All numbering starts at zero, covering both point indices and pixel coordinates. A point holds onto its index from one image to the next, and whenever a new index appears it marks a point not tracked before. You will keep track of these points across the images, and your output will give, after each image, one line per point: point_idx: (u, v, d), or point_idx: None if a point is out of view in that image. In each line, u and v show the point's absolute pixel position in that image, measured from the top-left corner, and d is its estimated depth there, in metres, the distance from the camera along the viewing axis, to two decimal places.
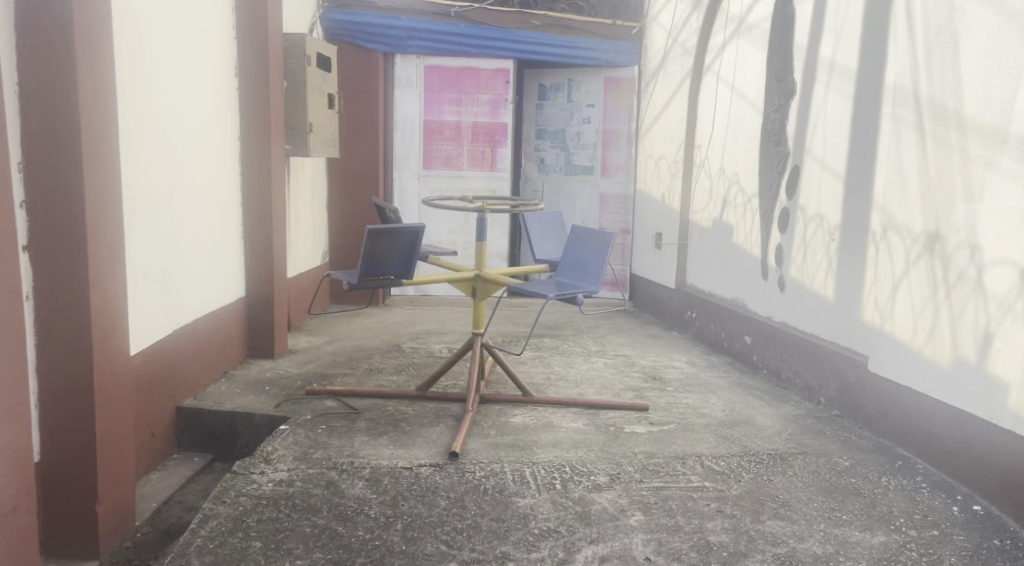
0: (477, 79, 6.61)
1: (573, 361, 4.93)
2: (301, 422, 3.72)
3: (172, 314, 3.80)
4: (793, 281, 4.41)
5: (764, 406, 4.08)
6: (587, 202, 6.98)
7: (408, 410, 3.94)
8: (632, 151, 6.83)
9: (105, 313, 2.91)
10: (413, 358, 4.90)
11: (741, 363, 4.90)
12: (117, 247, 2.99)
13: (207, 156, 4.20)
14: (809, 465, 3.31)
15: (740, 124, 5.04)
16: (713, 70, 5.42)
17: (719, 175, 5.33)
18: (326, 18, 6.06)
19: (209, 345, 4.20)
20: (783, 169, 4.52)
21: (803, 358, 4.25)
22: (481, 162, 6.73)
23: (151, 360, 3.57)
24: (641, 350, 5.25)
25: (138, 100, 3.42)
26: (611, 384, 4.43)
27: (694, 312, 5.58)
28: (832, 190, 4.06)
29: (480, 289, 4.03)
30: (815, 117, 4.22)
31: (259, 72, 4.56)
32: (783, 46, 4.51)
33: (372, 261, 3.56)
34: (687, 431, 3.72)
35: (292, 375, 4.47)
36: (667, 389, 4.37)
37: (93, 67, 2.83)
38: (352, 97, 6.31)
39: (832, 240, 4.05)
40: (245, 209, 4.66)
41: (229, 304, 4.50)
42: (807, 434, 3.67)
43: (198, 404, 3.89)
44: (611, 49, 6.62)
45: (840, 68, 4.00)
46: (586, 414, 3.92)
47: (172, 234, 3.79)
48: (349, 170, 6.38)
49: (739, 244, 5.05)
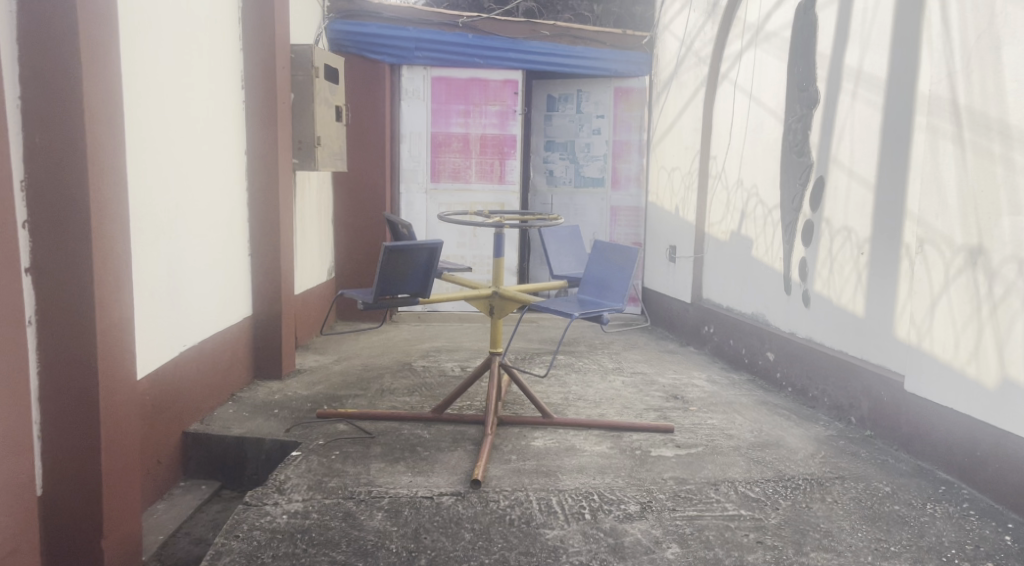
0: (485, 91, 6.48)
1: (590, 379, 4.77)
2: (313, 447, 3.57)
3: (178, 335, 3.64)
4: (819, 296, 4.28)
5: (793, 427, 3.93)
6: (598, 214, 6.84)
7: (424, 434, 3.79)
8: (644, 162, 6.70)
9: (111, 338, 2.76)
10: (425, 378, 4.74)
11: (763, 381, 4.75)
12: (122, 268, 2.83)
13: (214, 171, 4.05)
14: (848, 491, 3.17)
15: (759, 134, 4.91)
16: (730, 78, 5.30)
17: (737, 187, 5.20)
18: (330, 29, 5.98)
19: (216, 367, 4.05)
20: (807, 180, 4.39)
21: (832, 376, 4.10)
22: (490, 175, 6.60)
23: (158, 385, 3.41)
24: (659, 367, 5.10)
25: (145, 114, 3.28)
26: (632, 405, 4.28)
27: (711, 327, 5.44)
28: (860, 201, 3.93)
29: (498, 306, 3.87)
30: (841, 126, 4.09)
31: (266, 84, 4.43)
32: (805, 54, 4.39)
33: (386, 280, 3.41)
34: (716, 454, 3.57)
35: (301, 397, 4.31)
36: (691, 409, 4.21)
37: (100, 80, 2.70)
38: (358, 109, 6.18)
39: (862, 253, 3.92)
40: (252, 225, 4.51)
41: (235, 323, 4.33)
42: (842, 457, 3.52)
43: (205, 429, 3.73)
44: (621, 59, 6.50)
45: (867, 76, 3.88)
46: (609, 437, 3.78)
47: (177, 252, 3.63)
48: (356, 183, 6.24)
49: (759, 257, 4.91)
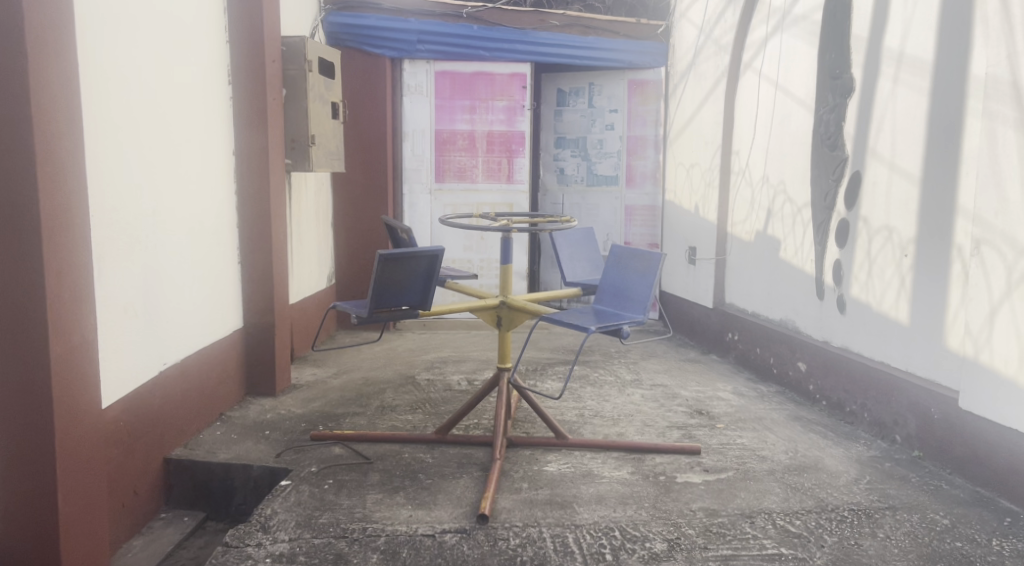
0: (491, 85, 6.14)
1: (607, 393, 4.42)
2: (305, 476, 3.25)
3: (157, 353, 3.33)
4: (856, 301, 3.93)
5: (831, 447, 3.58)
6: (611, 214, 6.50)
7: (426, 458, 3.46)
8: (660, 158, 6.34)
9: (69, 363, 2.45)
10: (429, 393, 4.41)
11: (795, 394, 4.39)
12: (82, 282, 2.52)
13: (198, 174, 3.76)
14: (901, 524, 2.81)
15: (787, 127, 4.56)
16: (754, 67, 4.95)
17: (762, 184, 4.85)
18: (327, 21, 5.70)
19: (202, 386, 3.73)
20: (841, 176, 4.04)
21: (872, 390, 3.75)
22: (497, 174, 6.26)
23: (133, 409, 3.11)
24: (680, 378, 4.75)
25: (110, 112, 2.97)
26: (653, 422, 3.94)
27: (736, 334, 5.09)
28: (903, 198, 3.58)
29: (506, 318, 3.55)
30: (880, 116, 3.74)
31: (254, 79, 4.11)
32: (838, 38, 4.04)
33: (383, 291, 3.08)
34: (750, 481, 3.22)
35: (294, 416, 3.99)
36: (717, 426, 3.87)
37: (56, 68, 2.39)
38: (357, 107, 5.87)
39: (906, 256, 3.57)
40: (241, 231, 4.20)
41: (224, 337, 4.02)
42: (889, 483, 3.16)
43: (189, 455, 3.41)
44: (635, 49, 6.14)
45: (910, 60, 3.53)
46: (629, 460, 3.44)
47: (154, 263, 3.32)
48: (356, 184, 5.93)
49: (788, 260, 4.56)
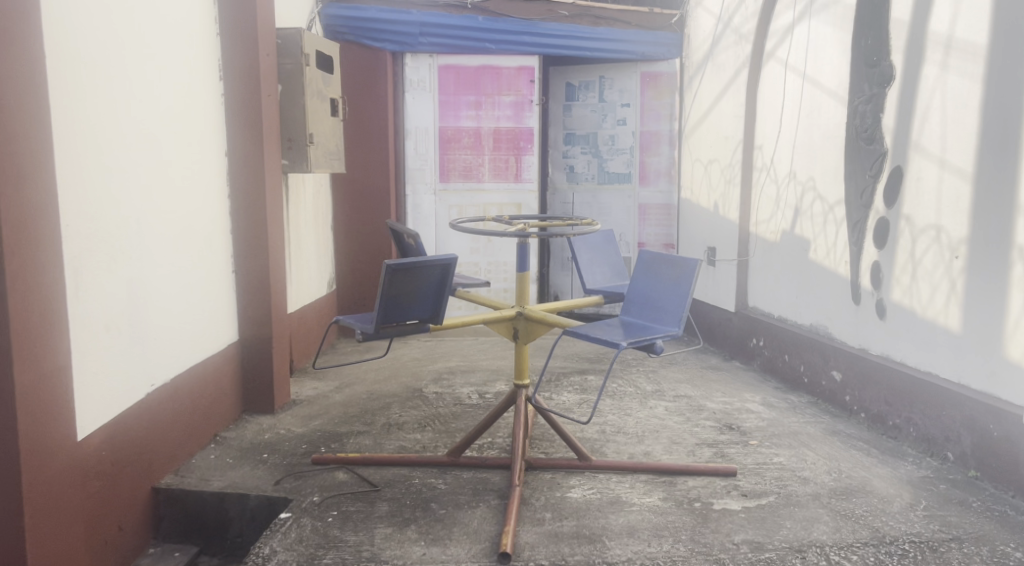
0: (497, 79, 5.86)
1: (628, 406, 4.13)
2: (306, 507, 2.96)
3: (144, 373, 3.04)
4: (898, 307, 3.65)
5: (876, 466, 3.30)
6: (624, 213, 6.21)
7: (438, 484, 3.17)
8: (675, 155, 6.07)
9: (37, 395, 2.17)
10: (438, 408, 4.12)
11: (828, 405, 4.11)
12: (52, 302, 2.24)
13: (189, 177, 3.48)
14: (970, 560, 2.54)
15: (816, 119, 4.28)
16: (777, 57, 4.67)
17: (789, 180, 4.56)
18: (324, 14, 5.39)
19: (194, 405, 3.45)
20: (879, 172, 3.76)
21: (918, 403, 3.47)
22: (505, 172, 5.97)
23: (118, 436, 2.83)
24: (704, 389, 4.47)
25: (92, 114, 2.73)
26: (681, 439, 3.66)
27: (761, 340, 4.81)
28: (953, 195, 3.30)
29: (523, 330, 3.27)
30: (926, 106, 3.46)
31: (247, 74, 3.82)
32: (875, 24, 3.76)
33: (391, 304, 2.79)
34: (794, 507, 2.94)
35: (294, 436, 3.70)
36: (751, 443, 3.58)
37: (20, 61, 2.11)
38: (357, 104, 5.60)
39: (956, 258, 3.29)
40: (235, 237, 3.91)
41: (219, 352, 3.73)
42: (949, 510, 2.89)
43: (180, 483, 3.12)
44: (648, 40, 5.87)
45: (960, 44, 3.25)
46: (659, 484, 3.16)
47: (140, 275, 3.04)
48: (357, 185, 5.64)
49: (818, 262, 4.28)
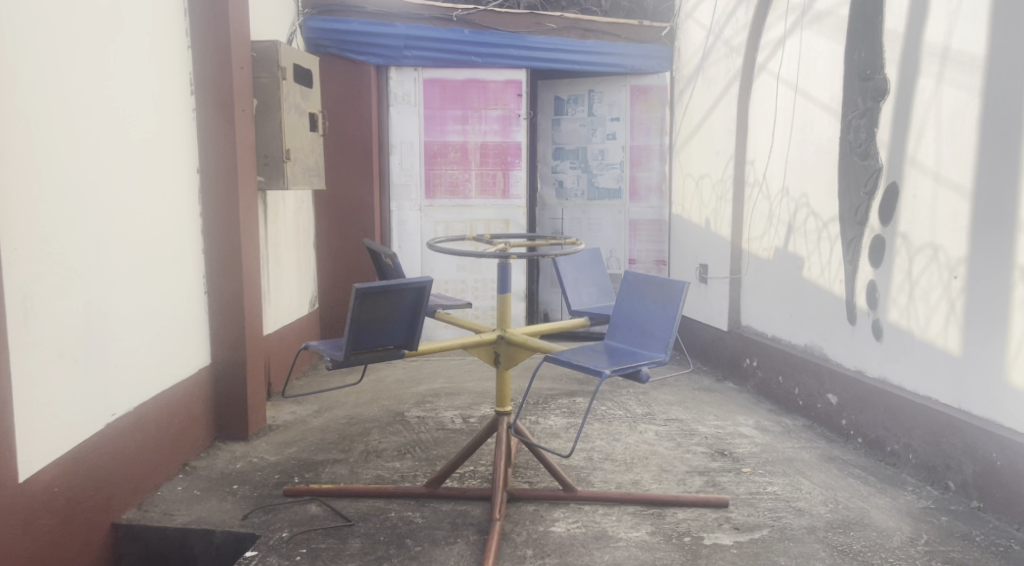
0: (484, 94, 5.73)
1: (617, 431, 3.98)
2: (274, 544, 2.81)
3: (104, 402, 2.89)
4: (895, 328, 3.51)
5: (874, 496, 3.15)
6: (615, 229, 6.09)
7: (416, 518, 3.02)
8: (666, 170, 5.96)
9: None
10: (420, 434, 3.97)
11: (824, 428, 3.97)
12: None
13: (158, 196, 3.34)
14: None
15: (809, 134, 4.16)
16: (769, 70, 4.55)
17: (782, 196, 4.44)
18: (305, 26, 5.28)
19: (161, 435, 3.29)
20: (874, 189, 3.63)
21: (917, 429, 3.33)
22: (492, 188, 5.84)
23: (72, 471, 2.67)
24: (696, 411, 4.32)
25: (50, 130, 2.61)
26: (671, 467, 3.51)
27: (754, 360, 4.67)
28: (951, 213, 3.18)
29: (504, 354, 3.12)
30: (921, 121, 3.34)
31: (219, 89, 3.68)
32: (868, 36, 3.65)
33: (363, 329, 2.65)
34: (788, 542, 2.79)
35: (267, 465, 3.54)
36: (743, 471, 3.44)
37: None
38: (339, 118, 5.47)
39: (955, 278, 3.16)
40: (208, 256, 3.76)
41: (190, 377, 3.58)
42: (951, 544, 2.74)
43: (142, 519, 2.96)
44: (638, 53, 5.77)
45: (956, 56, 3.13)
46: (647, 517, 3.00)
47: (100, 299, 2.89)
48: (340, 201, 5.51)
49: (813, 280, 4.14)
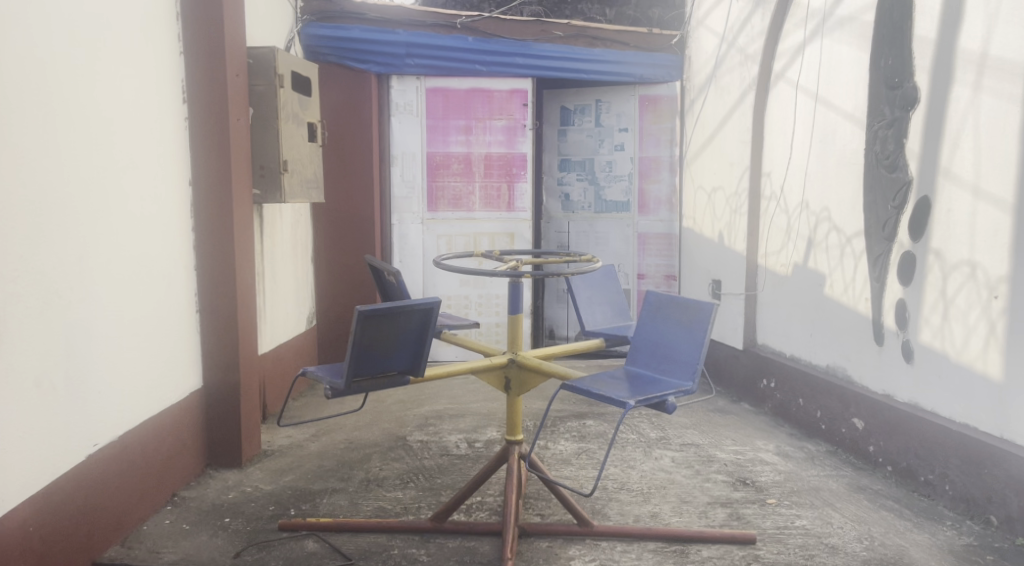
0: (489, 103, 5.55)
1: (631, 457, 3.77)
2: None
3: (85, 431, 2.69)
4: (927, 350, 3.32)
5: (912, 531, 2.95)
6: (623, 243, 5.90)
7: (420, 556, 2.80)
8: (676, 182, 5.76)
9: None
10: (423, 461, 3.75)
11: (849, 455, 3.76)
12: None
13: (146, 209, 3.14)
14: None
15: (831, 145, 3.97)
16: (788, 78, 4.37)
17: (800, 210, 4.25)
18: (304, 33, 5.11)
19: (148, 465, 3.08)
20: (903, 203, 3.45)
21: (954, 458, 3.12)
22: (496, 201, 5.65)
23: (50, 509, 2.46)
24: (713, 436, 4.12)
25: (28, 140, 2.42)
26: (691, 497, 3.30)
27: (772, 382, 4.47)
28: (990, 229, 2.99)
29: (516, 379, 2.92)
30: (956, 131, 3.16)
31: (213, 97, 3.49)
32: (896, 43, 3.47)
33: (364, 356, 2.45)
34: None
35: (261, 496, 3.33)
36: (769, 503, 3.23)
37: None
38: (339, 128, 5.28)
39: (995, 298, 2.97)
40: (199, 273, 3.55)
41: (180, 402, 3.37)
42: None
43: (126, 557, 2.75)
44: (647, 62, 5.59)
45: (995, 63, 2.95)
46: (670, 556, 2.79)
47: (82, 321, 2.69)
48: (339, 214, 5.31)
49: (835, 298, 3.95)
